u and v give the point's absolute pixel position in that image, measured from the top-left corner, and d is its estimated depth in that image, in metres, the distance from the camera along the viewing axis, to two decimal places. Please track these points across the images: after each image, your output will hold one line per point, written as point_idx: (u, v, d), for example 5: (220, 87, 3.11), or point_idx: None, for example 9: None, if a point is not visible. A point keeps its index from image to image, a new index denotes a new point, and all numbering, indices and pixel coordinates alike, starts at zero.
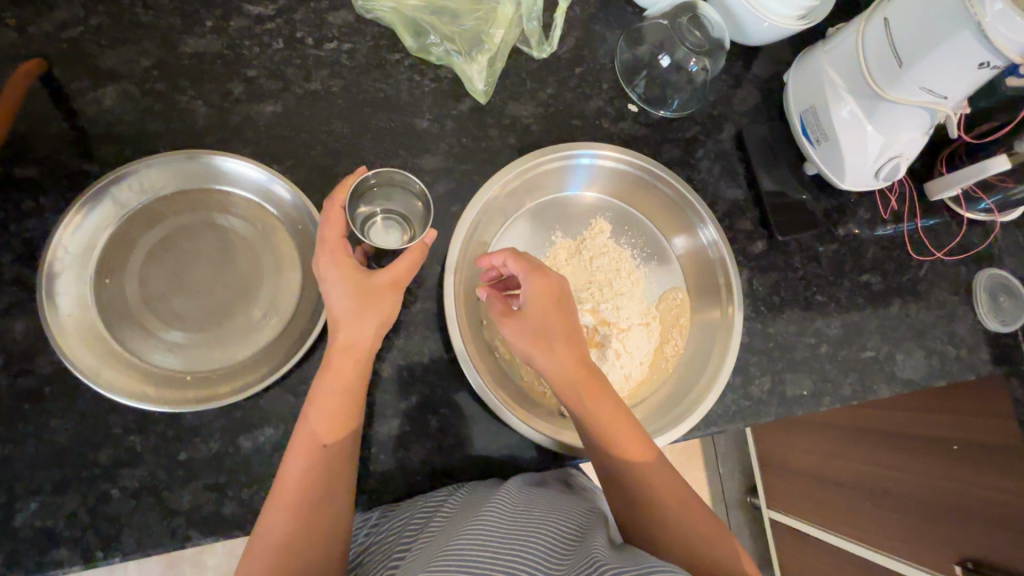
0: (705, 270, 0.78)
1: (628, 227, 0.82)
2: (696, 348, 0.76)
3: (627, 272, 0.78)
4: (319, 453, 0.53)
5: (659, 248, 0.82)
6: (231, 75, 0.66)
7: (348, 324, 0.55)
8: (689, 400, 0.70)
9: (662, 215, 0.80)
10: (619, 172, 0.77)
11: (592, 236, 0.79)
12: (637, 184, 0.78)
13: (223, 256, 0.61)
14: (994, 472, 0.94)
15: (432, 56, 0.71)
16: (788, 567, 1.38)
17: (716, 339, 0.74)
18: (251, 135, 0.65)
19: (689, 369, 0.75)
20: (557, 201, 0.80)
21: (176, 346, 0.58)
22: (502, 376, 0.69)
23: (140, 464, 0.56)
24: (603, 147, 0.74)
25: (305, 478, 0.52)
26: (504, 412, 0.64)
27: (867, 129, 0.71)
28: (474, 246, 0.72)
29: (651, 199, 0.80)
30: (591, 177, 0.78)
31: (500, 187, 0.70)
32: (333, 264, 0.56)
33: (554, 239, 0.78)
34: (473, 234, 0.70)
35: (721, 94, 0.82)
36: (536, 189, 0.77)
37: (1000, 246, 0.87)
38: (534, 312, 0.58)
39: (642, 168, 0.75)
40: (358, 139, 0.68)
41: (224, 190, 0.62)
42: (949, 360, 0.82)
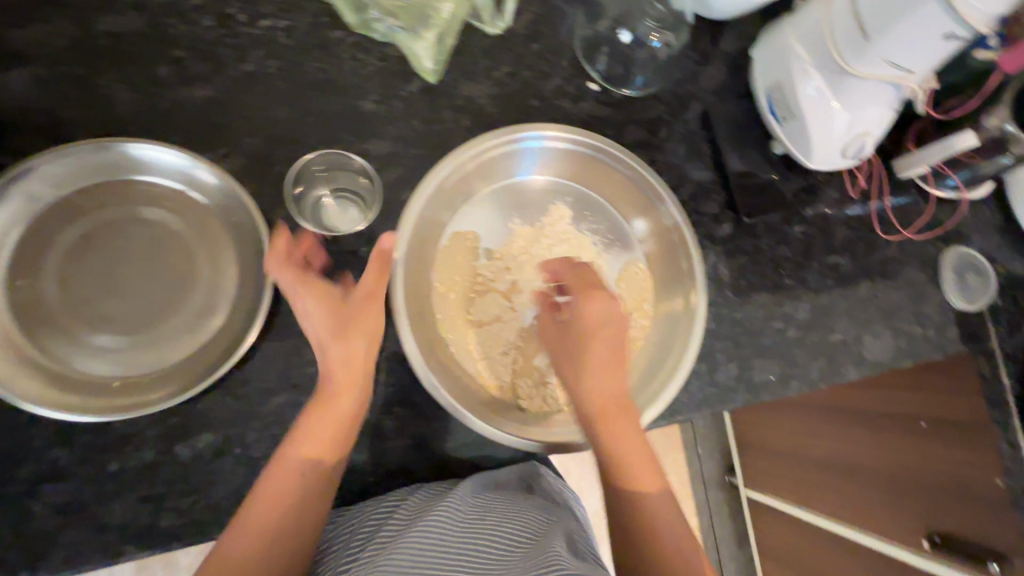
0: (668, 255, 0.76)
1: (590, 212, 0.79)
2: (660, 336, 0.74)
3: (589, 259, 0.76)
4: (291, 481, 0.50)
5: (622, 233, 0.79)
6: (156, 57, 0.61)
7: (334, 347, 0.53)
8: (653, 387, 0.69)
9: (625, 198, 0.77)
10: (577, 155, 0.74)
11: (552, 223, 0.76)
12: (597, 167, 0.75)
13: (152, 252, 0.57)
14: (956, 446, 0.92)
15: (376, 32, 0.66)
16: (766, 544, 1.40)
17: (681, 325, 0.72)
18: (180, 121, 0.61)
19: (652, 357, 0.73)
20: (513, 185, 0.76)
21: (102, 350, 0.54)
22: (456, 373, 0.67)
23: (66, 477, 0.53)
24: (556, 130, 0.71)
25: (276, 495, 0.50)
26: (460, 411, 0.60)
27: (833, 106, 0.68)
28: (424, 236, 0.68)
29: (613, 182, 0.76)
30: (547, 160, 0.75)
31: (451, 170, 0.67)
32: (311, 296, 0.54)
33: (512, 225, 0.75)
34: (424, 221, 0.67)
35: (687, 70, 0.78)
36: (492, 174, 0.74)
37: (970, 224, 0.86)
38: (579, 338, 0.61)
39: (602, 150, 0.72)
40: (298, 123, 0.64)
41: (149, 181, 0.57)
42: (917, 340, 0.81)
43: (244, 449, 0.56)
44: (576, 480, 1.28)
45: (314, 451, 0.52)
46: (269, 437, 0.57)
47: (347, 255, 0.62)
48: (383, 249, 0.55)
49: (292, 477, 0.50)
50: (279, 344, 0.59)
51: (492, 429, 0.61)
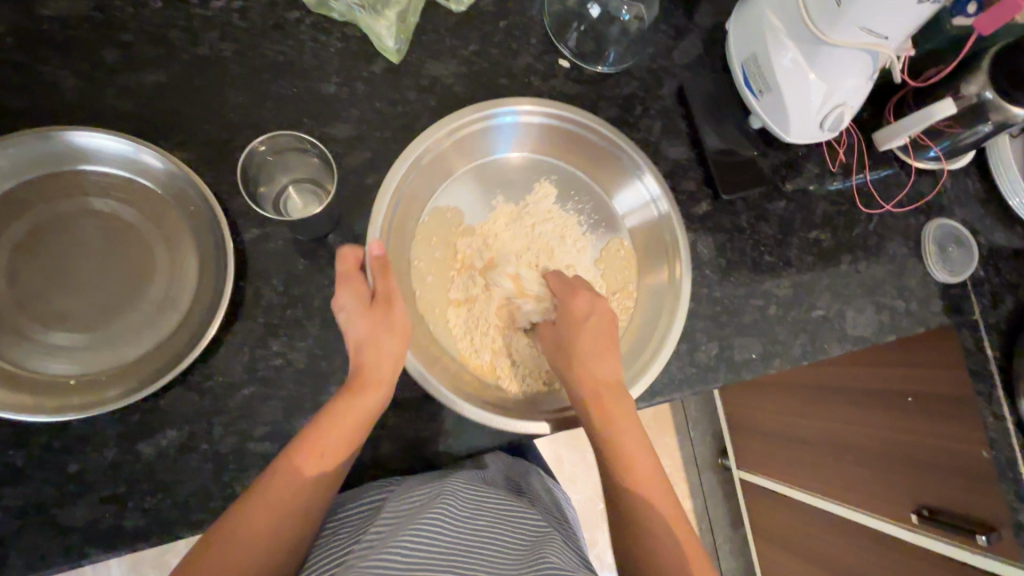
0: (652, 231, 0.75)
1: (574, 190, 0.78)
2: (645, 316, 0.73)
3: (573, 240, 0.75)
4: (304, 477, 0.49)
5: (607, 212, 0.78)
6: (103, 42, 0.59)
7: (371, 347, 0.55)
8: (640, 362, 0.69)
9: (608, 176, 0.76)
10: (556, 130, 0.73)
11: (535, 201, 0.75)
12: (579, 144, 0.74)
13: (106, 245, 0.55)
14: (941, 419, 0.92)
15: (333, 12, 0.64)
16: (758, 524, 1.40)
17: (666, 301, 0.71)
18: (132, 109, 0.58)
19: (637, 336, 0.72)
20: (493, 163, 0.75)
21: (57, 348, 0.52)
22: (434, 357, 0.65)
23: (23, 480, 0.51)
24: (533, 105, 0.69)
25: (288, 487, 0.48)
26: (445, 394, 0.59)
27: (809, 77, 0.67)
28: (402, 215, 0.67)
29: (597, 159, 0.75)
30: (527, 137, 0.73)
31: (431, 148, 0.66)
32: (347, 291, 0.56)
33: (495, 202, 0.74)
34: (400, 200, 0.66)
35: (660, 45, 0.76)
36: (471, 151, 0.72)
37: (950, 195, 0.84)
38: (572, 331, 0.63)
39: (581, 125, 0.71)
40: (257, 108, 0.61)
41: (98, 172, 0.55)
42: (899, 314, 0.80)
43: (210, 445, 0.55)
44: (567, 466, 1.28)
45: (337, 444, 0.51)
46: (236, 431, 0.56)
47: (312, 243, 0.60)
48: (378, 256, 0.59)
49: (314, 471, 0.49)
50: (243, 336, 0.57)
51: (486, 415, 0.60)
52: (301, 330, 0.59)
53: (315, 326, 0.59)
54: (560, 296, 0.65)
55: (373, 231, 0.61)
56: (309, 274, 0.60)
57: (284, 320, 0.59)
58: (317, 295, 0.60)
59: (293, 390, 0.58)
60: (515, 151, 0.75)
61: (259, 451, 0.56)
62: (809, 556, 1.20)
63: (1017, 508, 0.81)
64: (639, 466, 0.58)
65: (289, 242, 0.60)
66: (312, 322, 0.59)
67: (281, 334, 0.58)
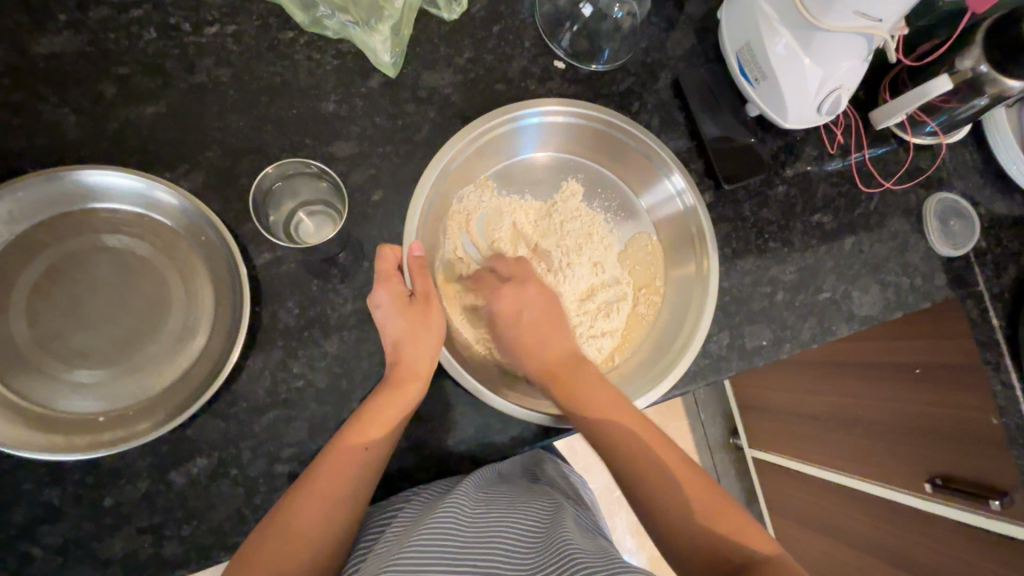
0: (677, 223, 0.76)
1: (600, 188, 0.79)
2: (673, 307, 0.74)
3: (600, 237, 0.76)
4: (343, 486, 0.50)
5: (632, 208, 0.80)
6: (100, 76, 0.58)
7: (411, 345, 0.57)
8: (679, 343, 0.69)
9: (632, 172, 0.77)
10: (574, 128, 0.73)
11: (564, 199, 0.76)
12: (601, 140, 0.75)
13: (123, 279, 0.55)
14: (953, 391, 0.93)
15: (327, 30, 0.64)
16: (774, 501, 1.42)
17: (695, 292, 0.72)
18: (135, 141, 0.59)
19: (670, 325, 0.72)
20: (519, 164, 0.76)
21: (82, 386, 0.53)
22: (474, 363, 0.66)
23: (61, 517, 0.52)
24: (553, 106, 0.70)
25: (326, 494, 0.49)
26: (483, 393, 0.60)
27: (805, 62, 0.66)
28: (433, 219, 0.69)
29: (619, 155, 0.76)
30: (551, 137, 0.74)
31: (455, 154, 0.66)
32: (384, 290, 0.58)
33: (523, 200, 0.75)
34: (430, 211, 0.67)
35: (653, 38, 0.76)
36: (493, 154, 0.73)
37: (950, 169, 0.85)
38: (509, 327, 0.65)
39: (606, 122, 0.72)
40: (258, 132, 0.62)
41: (107, 208, 0.55)
42: (904, 291, 0.81)
43: (240, 469, 0.56)
44: (582, 456, 1.29)
45: (374, 447, 0.52)
46: (264, 454, 0.57)
47: (322, 262, 0.61)
48: (419, 257, 0.61)
49: (349, 480, 0.50)
50: (263, 360, 0.58)
51: (514, 405, 0.62)
52: (319, 350, 0.60)
53: (333, 344, 0.60)
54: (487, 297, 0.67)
55: (405, 235, 0.62)
56: (322, 294, 0.60)
57: (301, 340, 0.59)
58: (332, 314, 0.60)
59: (316, 410, 0.58)
60: (539, 152, 0.76)
61: (288, 472, 0.57)
62: (826, 529, 1.22)
63: None
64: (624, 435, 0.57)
65: (301, 263, 0.60)
66: (329, 341, 0.60)
67: (300, 355, 0.59)
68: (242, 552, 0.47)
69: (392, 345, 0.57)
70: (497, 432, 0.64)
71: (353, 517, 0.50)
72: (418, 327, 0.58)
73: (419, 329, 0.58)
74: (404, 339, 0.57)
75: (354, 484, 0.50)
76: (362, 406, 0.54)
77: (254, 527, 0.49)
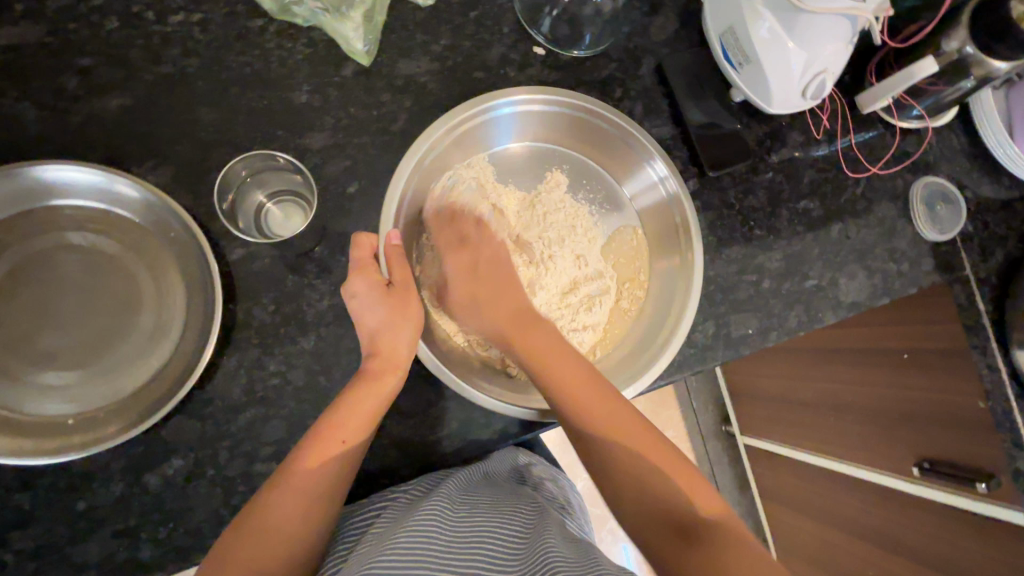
0: (661, 212, 0.74)
1: (586, 179, 0.78)
2: (657, 299, 0.73)
3: (585, 229, 0.75)
4: (318, 490, 0.49)
5: (617, 198, 0.79)
6: (62, 69, 0.57)
7: (390, 340, 0.56)
8: (663, 336, 0.68)
9: (618, 163, 0.76)
10: (556, 117, 0.72)
11: (547, 190, 0.76)
12: (583, 129, 0.73)
13: (91, 279, 0.54)
14: (938, 376, 0.92)
15: (297, 18, 0.62)
16: (765, 488, 1.43)
17: (678, 284, 0.71)
18: (100, 136, 0.57)
19: (654, 316, 0.72)
20: (502, 155, 0.75)
21: (52, 388, 0.51)
22: (454, 356, 0.65)
23: (33, 522, 0.51)
24: (533, 93, 0.68)
25: (300, 496, 0.48)
26: (465, 389, 0.59)
27: (789, 46, 0.65)
28: (412, 211, 0.67)
29: (602, 143, 0.75)
30: (535, 126, 0.73)
31: (433, 143, 0.64)
32: (361, 279, 0.56)
33: (506, 189, 0.75)
34: (407, 204, 0.65)
35: (636, 23, 0.74)
36: (472, 145, 0.72)
37: (936, 152, 0.84)
38: (463, 278, 0.66)
39: (587, 111, 0.70)
40: (229, 124, 0.60)
41: (73, 206, 0.54)
42: (892, 277, 0.81)
43: (217, 470, 0.55)
44: (573, 448, 1.29)
45: (352, 445, 0.51)
46: (242, 454, 0.56)
47: (298, 257, 0.59)
48: (397, 245, 0.60)
49: (326, 480, 0.49)
50: (239, 358, 0.57)
51: (495, 400, 0.61)
52: (296, 347, 0.58)
53: (310, 341, 0.59)
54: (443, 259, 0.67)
55: (383, 227, 0.61)
56: (298, 289, 0.59)
57: (277, 337, 0.58)
58: (309, 310, 0.59)
59: (294, 408, 0.57)
60: (521, 142, 0.75)
61: (267, 471, 0.56)
62: (818, 514, 1.23)
63: (1014, 456, 0.82)
64: (577, 389, 0.56)
65: (276, 259, 0.59)
66: (307, 338, 0.59)
67: (276, 352, 0.58)
68: (214, 555, 0.46)
69: (370, 339, 0.56)
70: (481, 427, 0.63)
71: (330, 517, 0.49)
72: (397, 322, 0.57)
73: (399, 324, 0.57)
74: (383, 333, 0.56)
75: (330, 484, 0.49)
76: (339, 403, 0.53)
77: (229, 524, 0.48)
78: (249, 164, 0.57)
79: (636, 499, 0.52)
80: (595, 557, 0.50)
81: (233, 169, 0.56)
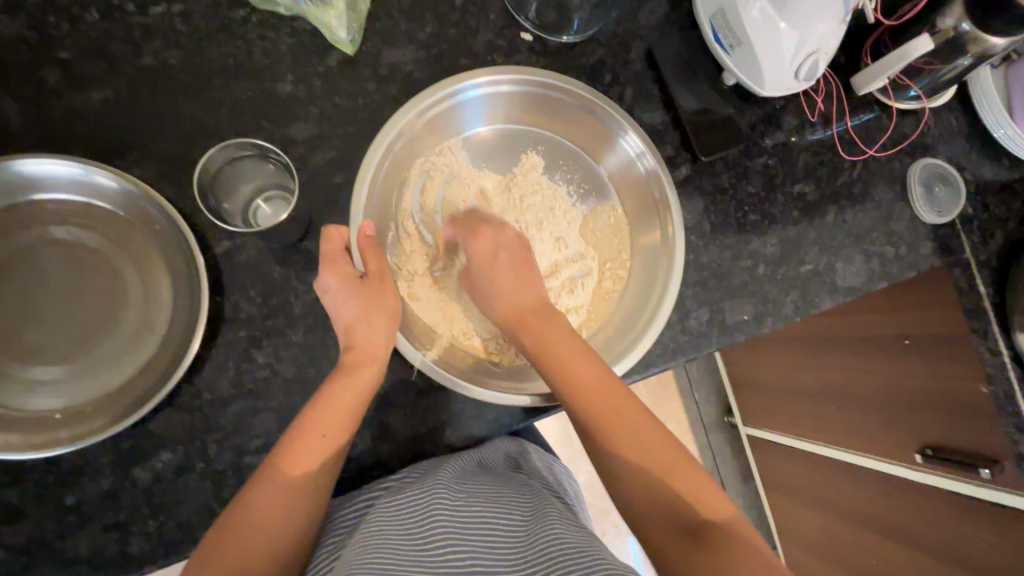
0: (643, 191, 0.74)
1: (562, 160, 0.78)
2: (640, 280, 0.73)
3: (563, 211, 0.75)
4: (301, 479, 0.49)
5: (597, 180, 0.78)
6: (42, 63, 0.56)
7: (361, 326, 0.55)
8: (646, 316, 0.68)
9: (592, 140, 0.76)
10: (528, 97, 0.71)
11: (523, 172, 0.75)
12: (557, 109, 0.73)
13: (76, 273, 0.54)
14: (935, 359, 0.91)
15: (278, 6, 0.60)
16: (768, 478, 1.42)
17: (660, 264, 0.70)
18: (81, 130, 0.56)
19: (637, 297, 0.72)
20: (475, 139, 0.75)
21: (38, 383, 0.51)
22: (434, 345, 0.65)
23: (22, 518, 0.51)
24: (499, 74, 0.67)
25: (284, 487, 0.48)
26: (444, 374, 0.59)
27: (780, 27, 0.64)
28: (387, 195, 0.67)
29: (578, 124, 0.74)
30: (507, 108, 0.73)
31: (406, 124, 0.64)
32: (331, 273, 0.56)
33: (482, 173, 0.74)
34: (379, 190, 0.65)
35: (625, 7, 0.73)
36: (448, 129, 0.72)
37: (934, 133, 0.83)
38: (482, 271, 0.64)
39: (558, 89, 0.69)
40: (212, 117, 0.59)
41: (56, 199, 0.54)
42: (889, 261, 0.79)
43: (207, 463, 0.55)
44: (572, 440, 1.29)
45: (331, 432, 0.51)
46: (231, 447, 0.55)
47: (285, 250, 0.59)
48: (367, 234, 0.59)
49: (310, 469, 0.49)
50: (227, 352, 0.57)
51: (471, 387, 0.60)
52: (284, 340, 0.58)
53: (298, 333, 0.58)
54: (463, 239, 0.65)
55: (353, 214, 0.60)
56: (285, 282, 0.59)
57: (265, 330, 0.58)
58: (296, 303, 0.59)
59: (283, 401, 0.57)
60: (492, 125, 0.75)
61: (256, 464, 0.56)
62: (821, 503, 1.22)
63: (1017, 441, 0.81)
64: (588, 386, 0.55)
65: (262, 251, 0.58)
66: (295, 330, 0.58)
67: (264, 345, 0.58)
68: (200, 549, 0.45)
69: (342, 328, 0.56)
70: (473, 417, 0.62)
71: (317, 507, 0.49)
72: (367, 309, 0.56)
73: (372, 307, 0.57)
74: (355, 323, 0.55)
75: (313, 474, 0.49)
76: (318, 394, 0.53)
77: (213, 527, 0.47)
78: (232, 149, 0.56)
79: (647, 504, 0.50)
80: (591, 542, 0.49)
81: (215, 153, 0.55)
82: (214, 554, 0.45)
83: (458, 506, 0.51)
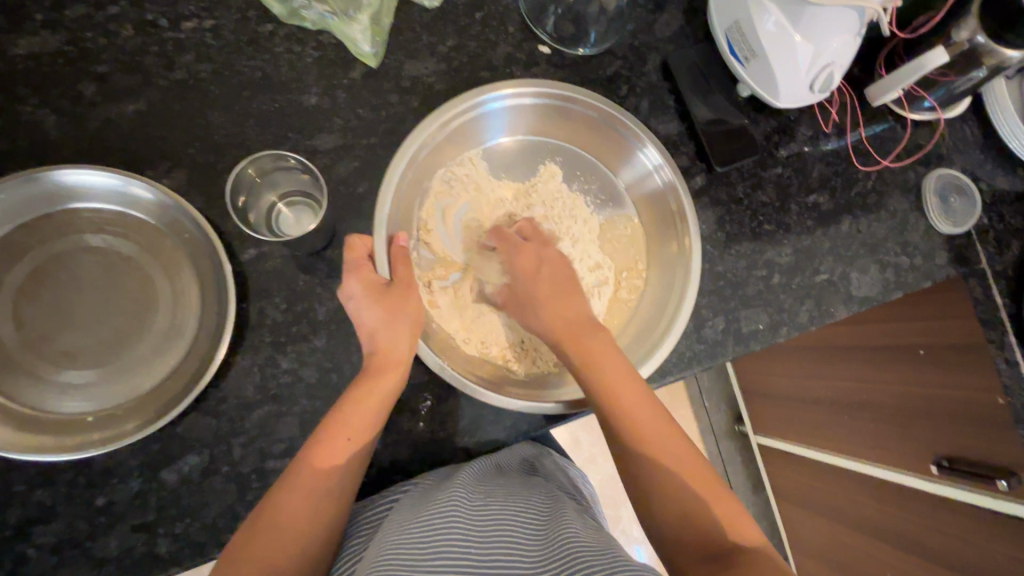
0: (659, 201, 0.74)
1: (580, 171, 0.79)
2: (656, 289, 0.73)
3: (580, 220, 0.76)
4: (326, 482, 0.49)
5: (613, 190, 0.79)
6: (79, 76, 0.58)
7: (386, 332, 0.56)
8: (662, 326, 0.68)
9: (609, 151, 0.77)
10: (548, 108, 0.72)
11: (542, 182, 0.77)
12: (575, 120, 0.74)
13: (110, 280, 0.55)
14: (952, 370, 0.91)
15: (305, 21, 0.63)
16: (780, 487, 1.41)
17: (677, 274, 0.71)
18: (116, 141, 0.58)
19: (652, 307, 0.73)
20: (495, 149, 0.76)
21: (73, 386, 0.53)
22: (454, 352, 0.65)
23: (54, 518, 0.52)
24: (522, 87, 0.68)
25: (310, 490, 0.49)
26: (464, 382, 0.59)
27: (795, 40, 0.64)
28: (407, 204, 0.68)
29: (596, 135, 0.75)
30: (527, 119, 0.74)
31: (428, 135, 0.65)
32: (356, 279, 0.57)
33: (501, 182, 0.76)
34: (400, 199, 0.66)
35: (640, 20, 0.74)
36: (468, 139, 0.73)
37: (948, 144, 0.83)
38: (525, 279, 0.65)
39: (577, 102, 0.70)
40: (241, 128, 0.61)
41: (92, 207, 0.55)
42: (904, 270, 0.80)
43: (233, 466, 0.56)
44: (585, 447, 1.29)
45: (355, 434, 0.52)
46: (256, 451, 0.56)
47: (309, 257, 0.60)
48: (402, 246, 0.61)
49: (334, 473, 0.50)
50: (252, 357, 0.58)
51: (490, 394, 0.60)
52: (308, 345, 0.59)
53: (322, 339, 0.60)
54: (508, 254, 0.67)
55: (378, 223, 0.61)
56: (309, 288, 0.60)
57: (289, 336, 0.59)
58: (320, 309, 0.60)
59: (307, 405, 0.58)
60: (513, 136, 0.76)
61: (280, 468, 0.57)
62: (834, 514, 1.21)
63: None
64: (632, 404, 0.56)
65: (287, 258, 0.60)
66: (318, 336, 0.60)
67: (289, 351, 0.59)
68: (226, 554, 0.46)
69: (366, 334, 0.57)
70: (491, 423, 0.63)
71: (341, 510, 0.50)
72: (391, 315, 0.57)
73: (396, 313, 0.58)
74: (379, 329, 0.56)
75: (338, 477, 0.50)
76: (341, 401, 0.54)
77: (241, 526, 0.48)
78: (268, 159, 0.58)
79: (672, 514, 0.51)
80: (609, 543, 0.49)
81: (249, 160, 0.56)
82: (243, 554, 0.46)
83: (479, 504, 0.52)
